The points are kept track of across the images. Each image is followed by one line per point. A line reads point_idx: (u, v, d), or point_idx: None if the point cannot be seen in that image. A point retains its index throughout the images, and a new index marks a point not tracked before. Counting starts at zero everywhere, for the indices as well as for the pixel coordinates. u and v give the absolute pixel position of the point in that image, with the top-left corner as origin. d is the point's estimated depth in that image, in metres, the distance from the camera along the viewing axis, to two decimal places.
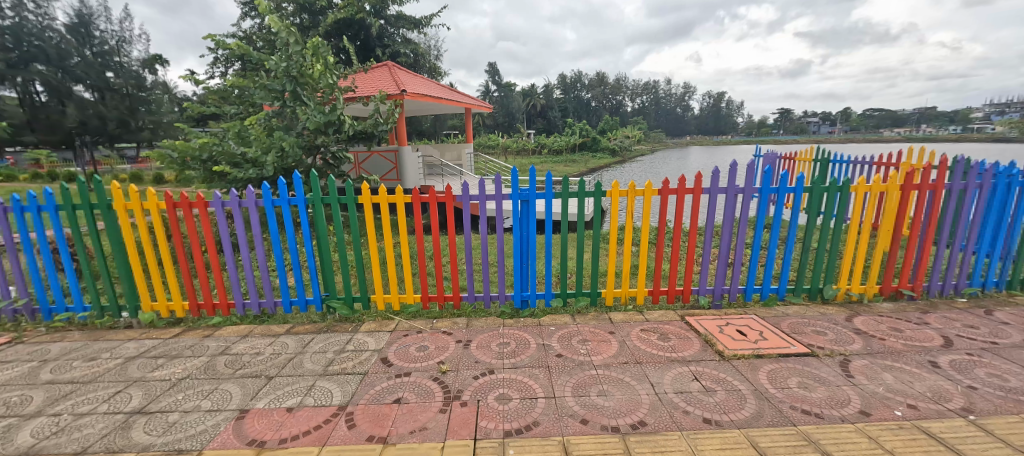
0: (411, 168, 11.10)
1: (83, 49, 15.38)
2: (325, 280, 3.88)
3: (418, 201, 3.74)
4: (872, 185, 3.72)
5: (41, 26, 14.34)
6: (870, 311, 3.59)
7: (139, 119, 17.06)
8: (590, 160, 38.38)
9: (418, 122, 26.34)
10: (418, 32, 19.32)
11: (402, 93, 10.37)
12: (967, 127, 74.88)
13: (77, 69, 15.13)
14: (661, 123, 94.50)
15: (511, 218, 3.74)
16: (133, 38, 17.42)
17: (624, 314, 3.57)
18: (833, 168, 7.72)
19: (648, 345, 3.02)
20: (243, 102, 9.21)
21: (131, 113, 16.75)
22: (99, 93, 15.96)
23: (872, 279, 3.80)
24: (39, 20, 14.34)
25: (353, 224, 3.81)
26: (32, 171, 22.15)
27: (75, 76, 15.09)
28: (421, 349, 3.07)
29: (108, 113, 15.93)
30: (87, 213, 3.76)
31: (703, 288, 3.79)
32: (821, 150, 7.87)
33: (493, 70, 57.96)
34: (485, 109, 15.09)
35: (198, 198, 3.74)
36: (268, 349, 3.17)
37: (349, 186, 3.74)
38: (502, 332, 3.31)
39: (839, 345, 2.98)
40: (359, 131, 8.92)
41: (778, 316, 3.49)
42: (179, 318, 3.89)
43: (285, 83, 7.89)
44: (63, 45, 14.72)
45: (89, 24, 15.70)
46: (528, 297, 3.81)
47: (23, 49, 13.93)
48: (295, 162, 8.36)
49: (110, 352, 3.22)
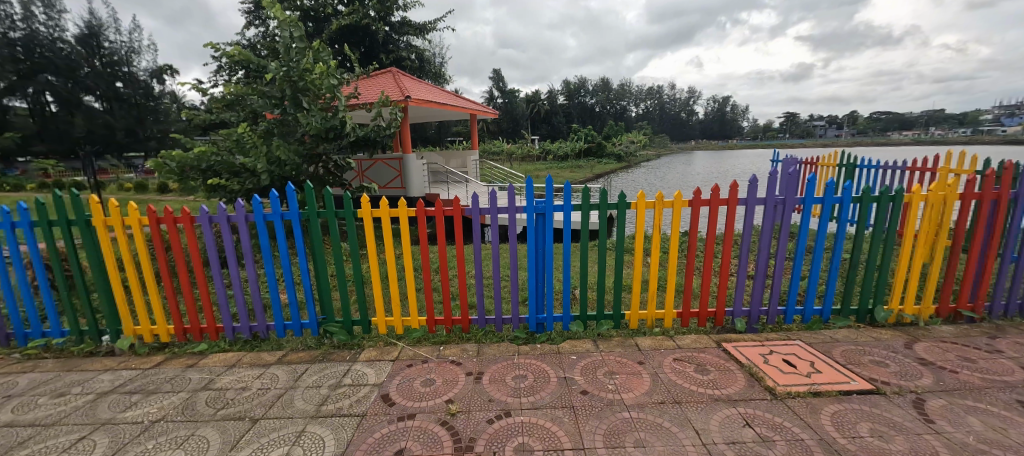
0: (415, 175, 10.81)
1: (93, 59, 15.27)
2: (322, 301, 3.55)
3: (422, 214, 3.38)
4: (928, 194, 3.32)
5: (52, 38, 14.23)
6: (929, 336, 3.20)
7: (149, 128, 16.74)
8: (596, 166, 38.09)
9: (423, 129, 26.14)
10: (423, 38, 19.15)
11: (405, 99, 10.11)
12: (978, 129, 73.73)
13: (88, 80, 15.04)
14: (666, 128, 94.12)
15: (526, 234, 3.39)
16: (141, 48, 17.56)
17: (652, 340, 3.21)
18: (860, 174, 7.31)
19: (685, 379, 2.65)
20: (246, 110, 8.92)
21: (139, 123, 16.50)
22: (108, 104, 15.82)
23: (927, 299, 3.43)
24: (51, 33, 14.22)
25: (351, 242, 3.44)
26: (40, 180, 22.23)
27: (85, 87, 15.02)
28: (427, 383, 2.73)
29: (116, 123, 15.60)
30: (65, 230, 3.45)
31: (738, 309, 3.43)
32: (847, 155, 7.48)
33: (498, 77, 58.02)
34: (491, 115, 14.79)
35: (183, 212, 3.40)
36: (256, 383, 2.82)
37: (348, 198, 3.39)
38: (517, 362, 2.95)
39: (906, 380, 2.60)
40: (363, 137, 8.66)
41: (827, 342, 3.11)
42: (164, 342, 3.60)
43: (285, 89, 7.57)
44: (73, 57, 14.57)
45: (98, 35, 15.60)
46: (544, 320, 3.50)
47: (34, 60, 13.78)
48: (294, 171, 8.09)
49: (82, 386, 2.90)
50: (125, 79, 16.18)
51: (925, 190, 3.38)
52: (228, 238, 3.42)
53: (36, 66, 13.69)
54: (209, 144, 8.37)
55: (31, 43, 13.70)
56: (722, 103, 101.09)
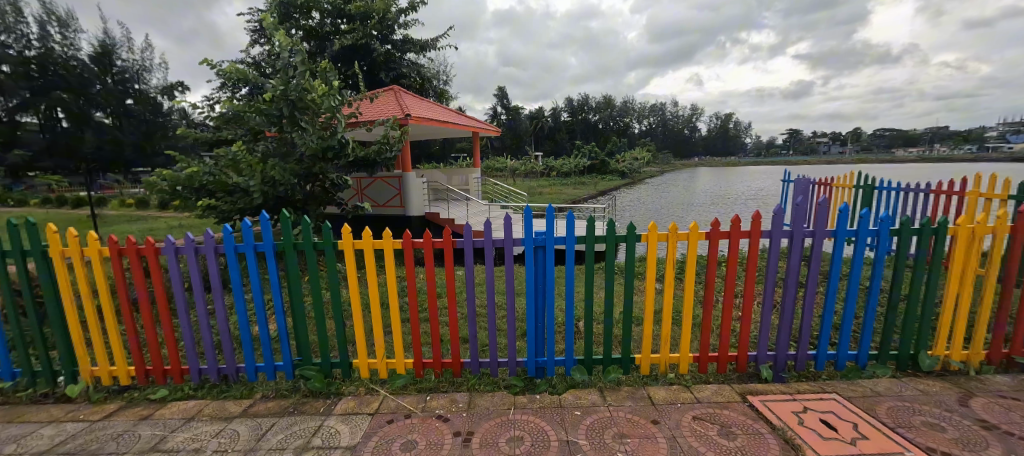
0: (415, 194, 10.53)
1: (104, 76, 14.49)
2: (299, 341, 3.21)
3: (409, 247, 3.04)
4: (976, 226, 2.94)
5: (66, 56, 13.25)
6: (983, 389, 2.80)
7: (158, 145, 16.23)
8: (599, 182, 37.82)
9: (426, 145, 26.00)
10: (425, 56, 19.10)
11: (406, 118, 9.90)
12: (984, 146, 73.17)
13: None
14: (669, 145, 94.17)
15: (525, 268, 3.05)
16: (154, 67, 17.49)
17: (666, 391, 2.84)
18: (880, 197, 6.93)
19: (709, 446, 2.27)
20: (243, 127, 8.63)
21: (146, 139, 16.24)
22: None
23: (977, 343, 3.04)
24: (65, 50, 13.33)
25: (331, 276, 3.09)
26: (43, 196, 22.22)
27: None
28: (407, 446, 2.36)
29: (125, 139, 15.26)
30: (19, 261, 3.15)
31: (762, 354, 3.09)
32: (863, 176, 7.14)
33: (502, 94, 58.38)
34: (492, 132, 14.60)
35: (147, 243, 3.09)
36: (213, 443, 2.46)
37: (327, 228, 3.05)
38: (513, 419, 2.58)
39: (970, 450, 2.20)
40: (362, 157, 8.42)
41: (867, 396, 2.72)
42: (124, 385, 3.28)
43: (283, 108, 7.33)
44: (86, 74, 13.72)
45: (110, 54, 15.04)
46: (544, 364, 3.16)
47: (48, 78, 12.60)
48: (290, 191, 7.83)
49: (16, 444, 2.55)
50: (137, 96, 15.60)
51: (973, 222, 3.02)
52: (197, 271, 3.11)
53: (47, 83, 12.10)
54: (202, 162, 8.08)
55: (45, 62, 12.02)
56: (725, 120, 101.46)
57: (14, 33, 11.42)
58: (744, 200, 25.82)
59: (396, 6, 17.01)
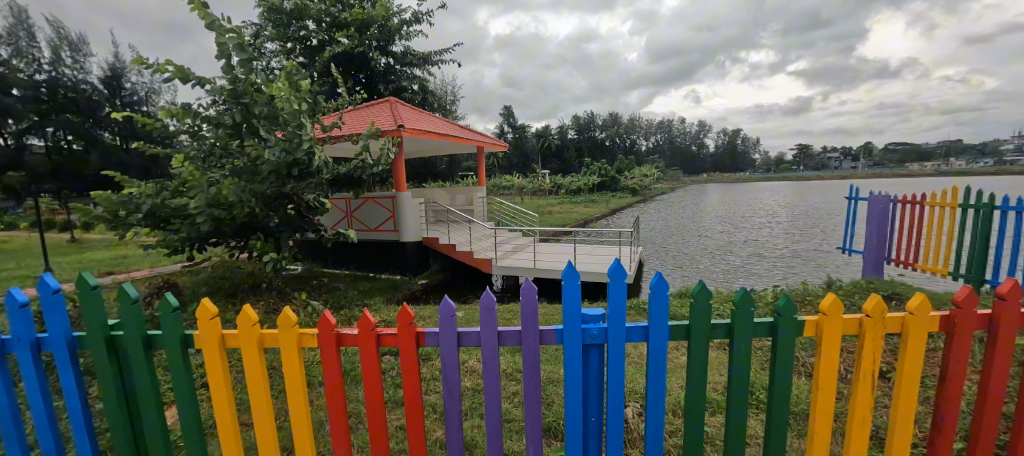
0: (412, 216, 9.06)
1: (115, 100, 13.27)
2: None
3: (331, 344, 1.56)
4: None
5: (76, 80, 11.21)
6: None
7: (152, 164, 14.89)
8: (610, 201, 36.01)
9: (432, 162, 24.67)
10: (428, 70, 17.94)
11: (399, 129, 8.52)
12: (1003, 161, 70.52)
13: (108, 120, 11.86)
14: (679, 161, 92.62)
15: (569, 387, 1.56)
16: (159, 87, 17.17)
17: None
18: (1002, 219, 5.35)
19: None
20: (210, 150, 6.90)
21: None
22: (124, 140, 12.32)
23: None
24: (75, 75, 11.32)
25: (185, 397, 1.61)
26: (34, 219, 21.29)
27: (104, 125, 11.80)
28: None
29: (132, 161, 12.10)
30: None
31: None
32: (976, 192, 5.58)
33: (508, 112, 57.40)
34: (500, 146, 13.17)
35: None
36: None
37: (170, 308, 1.50)
38: None
39: None
40: (343, 174, 7.04)
41: None
42: None
43: (235, 114, 5.90)
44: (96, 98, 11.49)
45: (121, 77, 13.90)
46: None
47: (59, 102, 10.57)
48: (251, 214, 6.41)
49: None
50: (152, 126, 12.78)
51: None
52: None
53: (58, 106, 10.51)
54: (153, 182, 6.68)
55: (55, 84, 10.48)
56: (733, 136, 99.92)
57: (23, 57, 10.28)
58: (766, 218, 23.96)
59: (397, 16, 16.01)
